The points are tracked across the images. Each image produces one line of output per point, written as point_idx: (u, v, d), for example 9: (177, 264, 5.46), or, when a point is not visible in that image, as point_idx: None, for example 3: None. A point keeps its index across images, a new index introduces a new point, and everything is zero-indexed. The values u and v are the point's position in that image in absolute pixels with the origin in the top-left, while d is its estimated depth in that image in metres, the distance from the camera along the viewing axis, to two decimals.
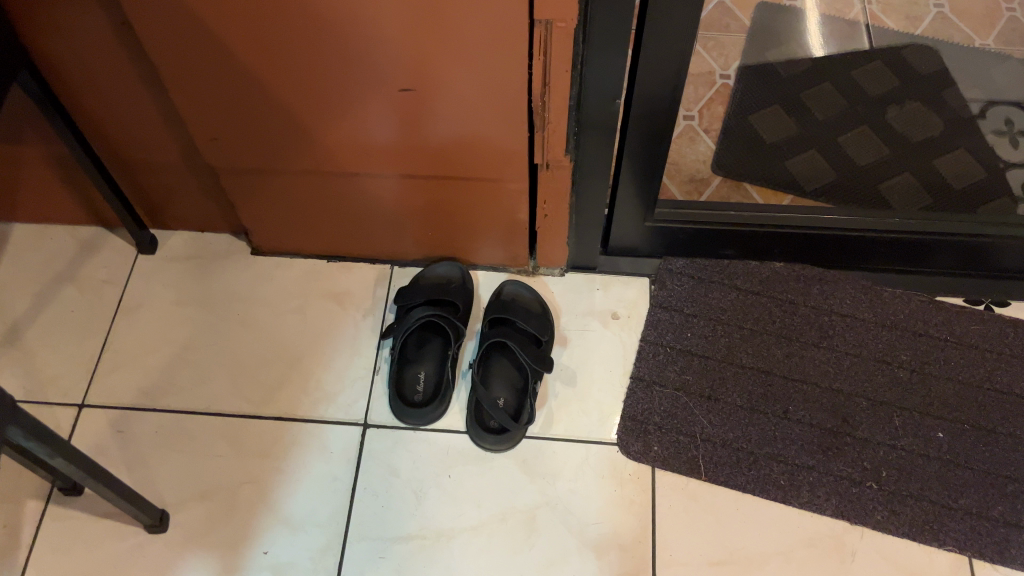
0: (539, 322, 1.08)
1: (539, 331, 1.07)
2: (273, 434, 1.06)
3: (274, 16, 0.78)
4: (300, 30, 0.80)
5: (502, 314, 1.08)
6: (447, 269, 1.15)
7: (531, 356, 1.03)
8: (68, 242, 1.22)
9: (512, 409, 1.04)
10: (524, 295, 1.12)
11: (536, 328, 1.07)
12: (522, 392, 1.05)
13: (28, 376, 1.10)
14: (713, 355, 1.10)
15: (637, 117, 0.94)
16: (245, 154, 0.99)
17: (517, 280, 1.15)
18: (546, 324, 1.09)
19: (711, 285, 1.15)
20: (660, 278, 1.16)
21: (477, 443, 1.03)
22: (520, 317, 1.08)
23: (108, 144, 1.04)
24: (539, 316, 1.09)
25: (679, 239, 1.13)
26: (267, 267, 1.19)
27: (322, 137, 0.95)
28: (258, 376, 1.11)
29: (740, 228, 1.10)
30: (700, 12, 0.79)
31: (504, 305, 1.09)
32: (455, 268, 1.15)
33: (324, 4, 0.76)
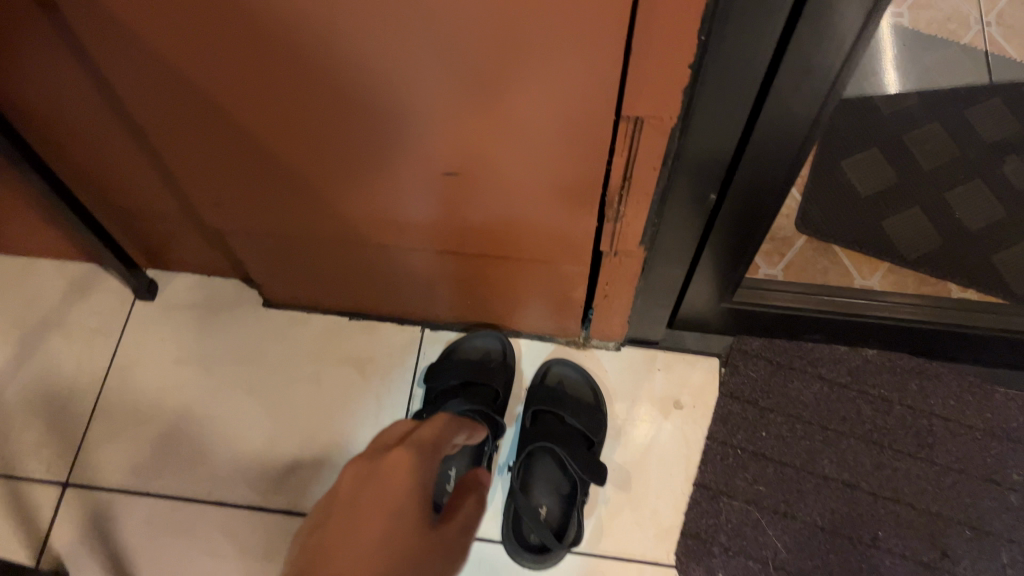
0: (592, 418, 0.94)
1: (592, 430, 0.93)
2: (281, 532, 0.92)
3: (289, 92, 0.61)
4: (321, 108, 0.63)
5: (548, 407, 0.94)
6: (486, 343, 1.00)
7: (582, 463, 0.89)
8: (58, 280, 1.07)
9: (556, 522, 0.91)
10: (574, 382, 0.98)
11: (588, 426, 0.93)
12: (569, 501, 0.91)
13: (8, 445, 0.97)
14: (792, 463, 0.95)
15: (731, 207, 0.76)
16: (253, 219, 0.83)
17: (567, 358, 1.00)
18: (600, 420, 0.94)
19: (791, 372, 0.99)
20: (732, 362, 1.00)
21: (515, 557, 0.89)
22: (570, 411, 0.93)
23: (95, 189, 0.88)
24: (591, 410, 0.94)
25: (757, 321, 0.97)
26: (281, 322, 1.04)
27: (345, 210, 0.79)
28: (265, 457, 0.97)
29: (834, 316, 0.94)
30: (832, 108, 0.61)
31: (551, 395, 0.94)
32: (497, 341, 1.00)
33: (352, 85, 0.59)
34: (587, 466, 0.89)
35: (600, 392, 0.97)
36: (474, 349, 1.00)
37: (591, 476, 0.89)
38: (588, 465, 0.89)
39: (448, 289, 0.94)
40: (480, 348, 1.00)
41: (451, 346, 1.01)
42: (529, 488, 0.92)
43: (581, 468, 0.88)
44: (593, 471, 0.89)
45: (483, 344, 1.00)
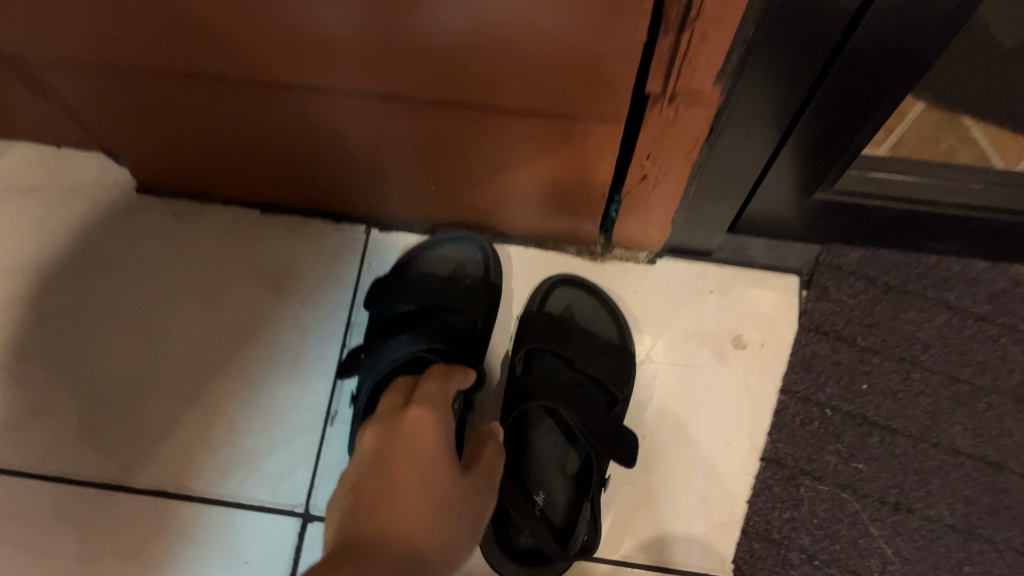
0: (612, 367, 0.64)
1: (613, 384, 0.63)
2: (153, 525, 0.63)
3: None
4: None
5: (550, 347, 0.63)
6: (459, 251, 0.68)
7: (601, 437, 0.59)
8: None
9: (557, 520, 0.61)
10: (590, 310, 0.66)
11: (607, 378, 0.63)
12: (576, 487, 0.62)
13: None
14: (907, 431, 0.65)
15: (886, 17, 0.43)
16: (64, 43, 0.49)
17: (576, 275, 0.68)
18: (624, 369, 0.64)
19: (905, 298, 0.68)
20: (819, 284, 0.68)
21: (494, 566, 0.60)
22: (581, 355, 0.63)
23: None
24: (610, 353, 0.64)
25: (864, 220, 0.65)
26: (160, 215, 0.71)
27: (207, 20, 0.45)
28: (132, 413, 0.66)
29: (982, 210, 0.62)
30: None
31: (555, 328, 0.64)
32: (476, 248, 0.68)
33: None
34: (608, 439, 0.59)
35: (628, 327, 0.66)
36: (442, 261, 0.68)
37: (613, 455, 0.59)
38: (610, 437, 0.59)
39: (401, 165, 0.61)
40: (451, 258, 0.68)
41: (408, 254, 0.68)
42: (516, 469, 0.62)
43: (600, 444, 0.58)
44: (619, 447, 0.59)
45: (456, 254, 0.68)
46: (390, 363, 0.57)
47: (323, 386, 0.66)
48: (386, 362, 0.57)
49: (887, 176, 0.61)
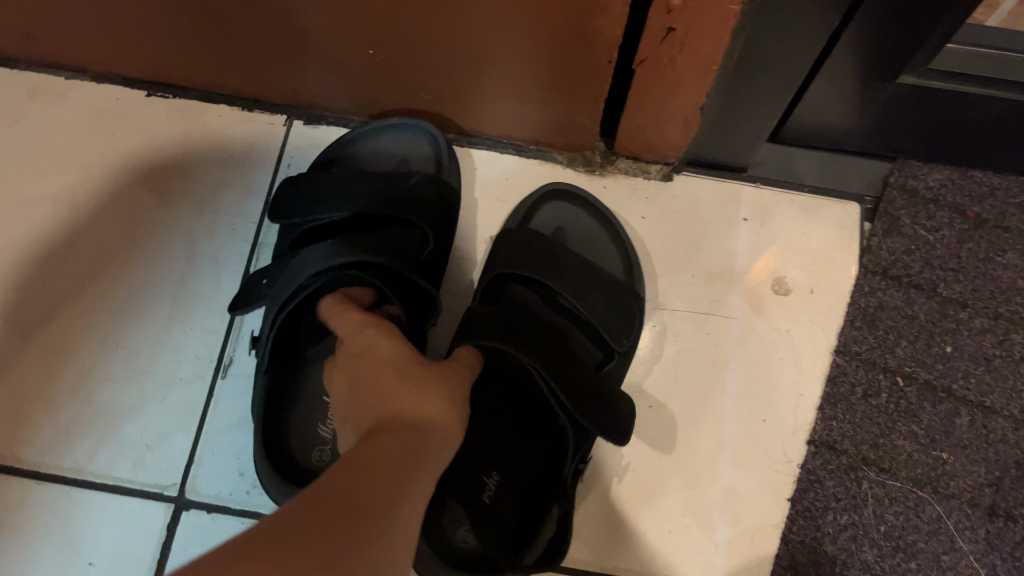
0: (613, 302, 0.46)
1: (609, 331, 0.45)
2: None
3: None
4: None
5: (525, 270, 0.45)
6: (401, 142, 0.52)
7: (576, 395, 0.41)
8: None
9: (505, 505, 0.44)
10: (589, 235, 0.51)
11: (603, 320, 0.45)
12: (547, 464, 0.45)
13: None
14: (1007, 411, 0.48)
15: None
16: None
17: (567, 188, 0.51)
18: (629, 306, 0.46)
19: (1003, 235, 0.51)
20: (889, 213, 0.51)
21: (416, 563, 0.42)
22: (571, 287, 0.45)
23: None
24: (614, 287, 0.46)
25: (959, 122, 0.48)
26: (15, 94, 0.54)
27: None
28: None
29: None
30: None
31: (537, 246, 0.46)
32: (423, 139, 0.52)
33: None
34: (586, 400, 0.41)
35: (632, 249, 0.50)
36: (381, 158, 0.52)
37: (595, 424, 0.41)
38: (590, 397, 0.41)
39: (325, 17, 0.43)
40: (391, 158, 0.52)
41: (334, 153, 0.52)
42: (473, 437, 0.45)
43: (575, 408, 0.41)
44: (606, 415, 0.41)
45: (396, 147, 0.52)
46: (310, 275, 0.40)
47: (215, 325, 0.49)
48: (303, 271, 0.40)
49: (1005, 54, 0.44)
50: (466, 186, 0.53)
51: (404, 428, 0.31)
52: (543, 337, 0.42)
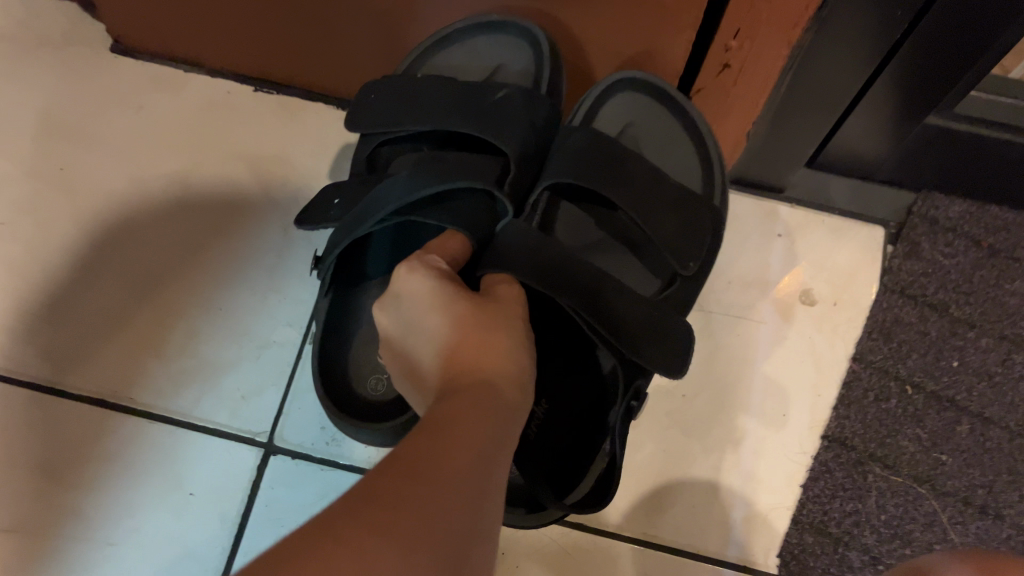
0: (682, 225, 0.49)
1: (676, 254, 0.48)
2: (85, 437, 0.52)
3: None
4: None
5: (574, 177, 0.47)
6: (499, 46, 0.53)
7: (627, 333, 0.43)
8: None
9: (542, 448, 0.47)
10: (662, 134, 0.52)
11: (669, 238, 0.48)
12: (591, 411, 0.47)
13: None
14: (1003, 421, 0.53)
15: None
16: None
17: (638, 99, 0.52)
18: (705, 231, 0.49)
19: (1013, 264, 0.56)
20: (910, 238, 0.57)
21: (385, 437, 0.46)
22: (628, 203, 0.47)
23: None
24: (677, 208, 0.49)
25: (978, 160, 0.53)
26: (139, 81, 0.61)
27: None
28: (74, 307, 0.55)
29: None
30: None
31: (596, 157, 0.48)
32: (523, 47, 0.52)
33: None
34: (639, 332, 0.43)
35: (720, 175, 0.52)
36: (475, 61, 0.53)
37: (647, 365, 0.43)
38: (640, 337, 0.43)
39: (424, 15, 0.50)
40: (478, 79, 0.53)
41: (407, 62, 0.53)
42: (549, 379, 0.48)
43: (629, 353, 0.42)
44: (664, 353, 0.43)
45: (494, 53, 0.53)
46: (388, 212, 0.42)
47: (307, 296, 0.56)
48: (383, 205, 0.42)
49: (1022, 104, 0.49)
50: None
51: (479, 394, 0.32)
52: (578, 273, 0.43)
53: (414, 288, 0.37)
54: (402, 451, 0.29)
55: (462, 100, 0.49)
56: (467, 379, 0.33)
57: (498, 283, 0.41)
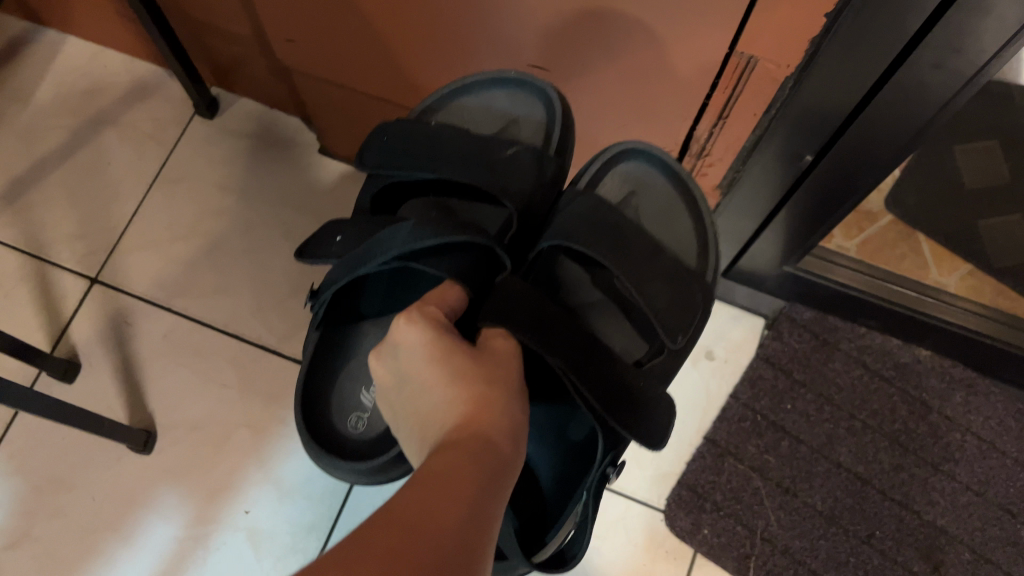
0: (675, 305, 0.66)
1: (668, 331, 0.66)
2: (289, 380, 0.93)
3: None
4: None
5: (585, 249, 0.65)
6: (512, 103, 0.73)
7: (614, 407, 0.60)
8: (121, 76, 1.05)
9: (539, 509, 0.70)
10: (649, 198, 0.73)
11: (662, 315, 0.66)
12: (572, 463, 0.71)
13: (42, 228, 0.98)
14: (809, 441, 0.92)
15: (812, 189, 0.71)
16: (324, 65, 0.81)
17: (639, 169, 0.73)
18: (693, 309, 0.67)
19: (834, 352, 0.95)
20: (776, 327, 0.97)
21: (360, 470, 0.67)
22: (628, 277, 0.65)
23: (179, 6, 0.86)
24: (673, 301, 0.66)
25: (814, 290, 0.92)
26: (333, 173, 1.02)
27: (418, 79, 0.77)
28: (288, 305, 0.96)
29: (874, 303, 0.90)
30: (943, 108, 0.56)
31: (603, 236, 0.66)
32: (532, 103, 0.73)
33: None
34: (620, 406, 0.61)
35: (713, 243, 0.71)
36: (494, 114, 0.74)
37: (632, 436, 0.61)
38: (623, 410, 0.61)
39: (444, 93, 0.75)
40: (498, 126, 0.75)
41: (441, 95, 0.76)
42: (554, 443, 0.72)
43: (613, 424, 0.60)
44: (646, 432, 0.62)
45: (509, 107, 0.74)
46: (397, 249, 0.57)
47: None
48: (401, 246, 0.58)
49: (822, 257, 0.89)
50: None
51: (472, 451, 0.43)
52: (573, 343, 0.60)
53: (412, 341, 0.48)
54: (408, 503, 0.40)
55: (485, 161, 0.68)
56: (465, 443, 0.43)
57: (499, 334, 0.56)
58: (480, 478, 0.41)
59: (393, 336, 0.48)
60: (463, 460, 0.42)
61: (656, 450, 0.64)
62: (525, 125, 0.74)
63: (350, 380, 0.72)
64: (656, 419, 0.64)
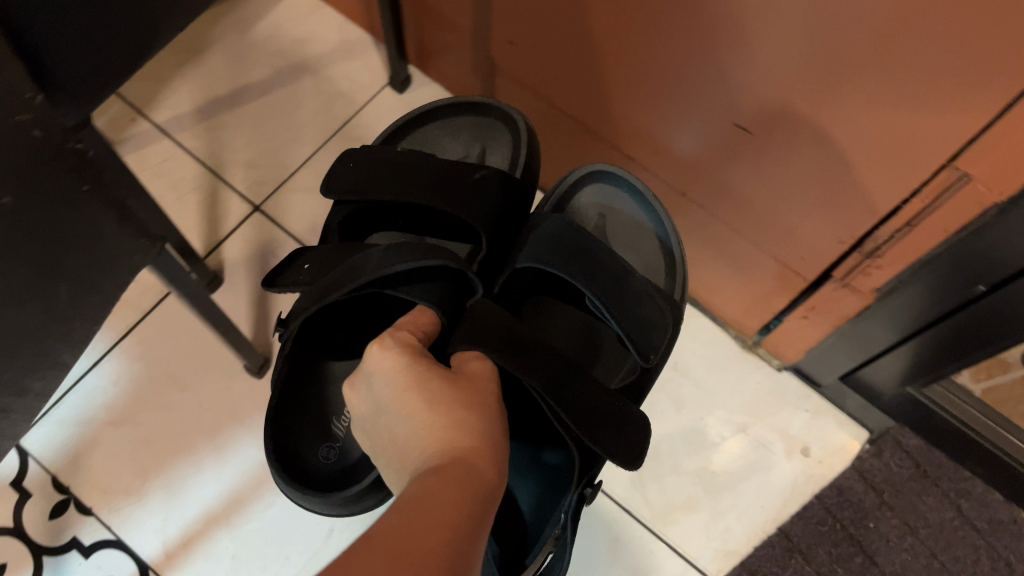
0: (647, 323, 0.71)
1: (640, 347, 0.70)
2: None
3: (669, 6, 0.64)
4: (682, 24, 0.64)
5: (558, 265, 0.70)
6: (477, 124, 0.87)
7: (588, 425, 0.62)
8: (332, 33, 1.13)
9: (520, 535, 0.71)
10: (614, 224, 0.83)
11: (633, 336, 0.70)
12: (548, 488, 0.72)
13: (226, 148, 1.06)
14: (881, 565, 0.91)
15: (972, 316, 0.71)
16: (533, 71, 0.85)
17: (602, 190, 0.83)
18: (664, 329, 0.72)
19: (930, 486, 0.94)
20: (878, 444, 0.96)
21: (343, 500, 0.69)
22: (597, 292, 0.70)
23: None
24: (646, 319, 0.71)
25: (930, 420, 0.91)
26: None
27: (617, 109, 0.80)
28: None
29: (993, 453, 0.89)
30: None
31: (578, 255, 0.71)
32: (497, 125, 0.86)
33: (729, 24, 0.61)
34: (590, 417, 0.62)
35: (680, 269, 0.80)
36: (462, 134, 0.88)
37: (606, 454, 0.63)
38: (600, 428, 0.62)
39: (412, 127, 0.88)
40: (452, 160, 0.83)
41: (412, 126, 0.88)
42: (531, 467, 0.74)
43: (590, 442, 0.62)
44: (627, 450, 0.64)
45: (474, 129, 0.87)
46: (365, 278, 0.63)
47: None
48: (375, 270, 0.63)
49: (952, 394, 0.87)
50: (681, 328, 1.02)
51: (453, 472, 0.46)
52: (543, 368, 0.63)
53: (389, 367, 0.54)
54: (392, 523, 0.42)
55: (459, 182, 0.75)
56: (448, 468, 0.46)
57: (471, 358, 0.61)
58: (466, 496, 0.45)
59: (368, 364, 0.55)
60: (448, 482, 0.45)
61: (636, 468, 0.66)
62: (493, 154, 0.86)
63: (320, 412, 0.74)
64: (637, 440, 0.66)
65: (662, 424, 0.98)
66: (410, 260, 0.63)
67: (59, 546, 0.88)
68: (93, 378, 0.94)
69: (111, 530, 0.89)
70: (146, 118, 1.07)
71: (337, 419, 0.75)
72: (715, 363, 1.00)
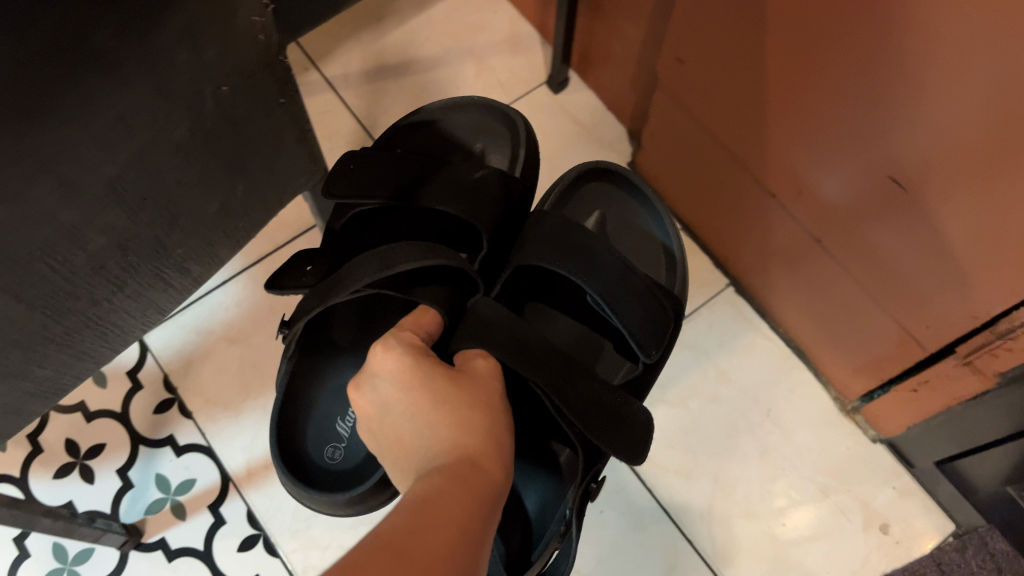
0: (649, 323, 0.72)
1: (642, 344, 0.71)
2: None
3: (846, 51, 0.64)
4: (856, 70, 0.65)
5: (562, 258, 0.71)
6: (476, 121, 0.89)
7: (585, 417, 0.63)
8: (504, 25, 1.17)
9: (525, 536, 0.70)
10: (616, 223, 0.85)
11: (637, 332, 0.71)
12: (555, 490, 0.72)
13: (382, 112, 1.11)
14: None
15: None
16: (694, 93, 0.87)
17: (598, 189, 0.85)
18: (665, 326, 0.74)
19: None
20: (964, 540, 0.93)
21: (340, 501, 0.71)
22: (597, 289, 0.71)
23: None
24: (648, 317, 0.72)
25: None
26: None
27: (771, 143, 0.81)
28: None
29: None
30: None
31: (583, 252, 0.72)
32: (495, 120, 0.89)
33: (905, 78, 0.61)
34: (586, 408, 0.63)
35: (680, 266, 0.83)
36: (463, 131, 0.89)
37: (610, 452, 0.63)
38: (601, 424, 0.63)
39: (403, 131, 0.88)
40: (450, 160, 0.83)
41: (404, 130, 0.88)
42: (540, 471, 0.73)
43: (590, 436, 0.63)
44: (632, 443, 0.65)
45: (473, 126, 0.89)
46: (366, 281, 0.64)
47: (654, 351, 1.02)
48: (378, 272, 0.63)
49: None
50: (781, 377, 1.01)
51: (456, 471, 0.47)
52: (540, 363, 0.64)
53: (388, 367, 0.55)
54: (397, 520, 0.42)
55: (464, 182, 0.77)
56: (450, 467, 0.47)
57: (474, 356, 0.62)
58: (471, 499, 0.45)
59: (373, 365, 0.55)
60: (456, 483, 0.45)
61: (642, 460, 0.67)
62: (493, 154, 0.88)
63: (324, 413, 0.77)
64: (641, 435, 0.66)
65: (742, 468, 0.97)
66: (407, 262, 0.65)
67: (156, 440, 0.94)
68: (218, 294, 1.00)
69: (202, 437, 0.94)
70: (317, 70, 1.13)
71: (343, 418, 0.77)
72: (808, 419, 0.99)
